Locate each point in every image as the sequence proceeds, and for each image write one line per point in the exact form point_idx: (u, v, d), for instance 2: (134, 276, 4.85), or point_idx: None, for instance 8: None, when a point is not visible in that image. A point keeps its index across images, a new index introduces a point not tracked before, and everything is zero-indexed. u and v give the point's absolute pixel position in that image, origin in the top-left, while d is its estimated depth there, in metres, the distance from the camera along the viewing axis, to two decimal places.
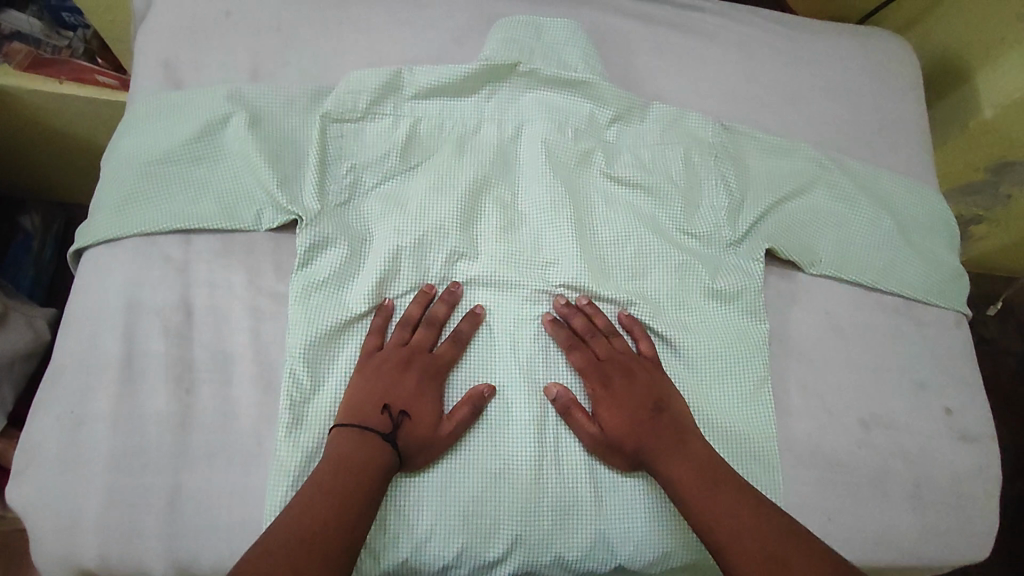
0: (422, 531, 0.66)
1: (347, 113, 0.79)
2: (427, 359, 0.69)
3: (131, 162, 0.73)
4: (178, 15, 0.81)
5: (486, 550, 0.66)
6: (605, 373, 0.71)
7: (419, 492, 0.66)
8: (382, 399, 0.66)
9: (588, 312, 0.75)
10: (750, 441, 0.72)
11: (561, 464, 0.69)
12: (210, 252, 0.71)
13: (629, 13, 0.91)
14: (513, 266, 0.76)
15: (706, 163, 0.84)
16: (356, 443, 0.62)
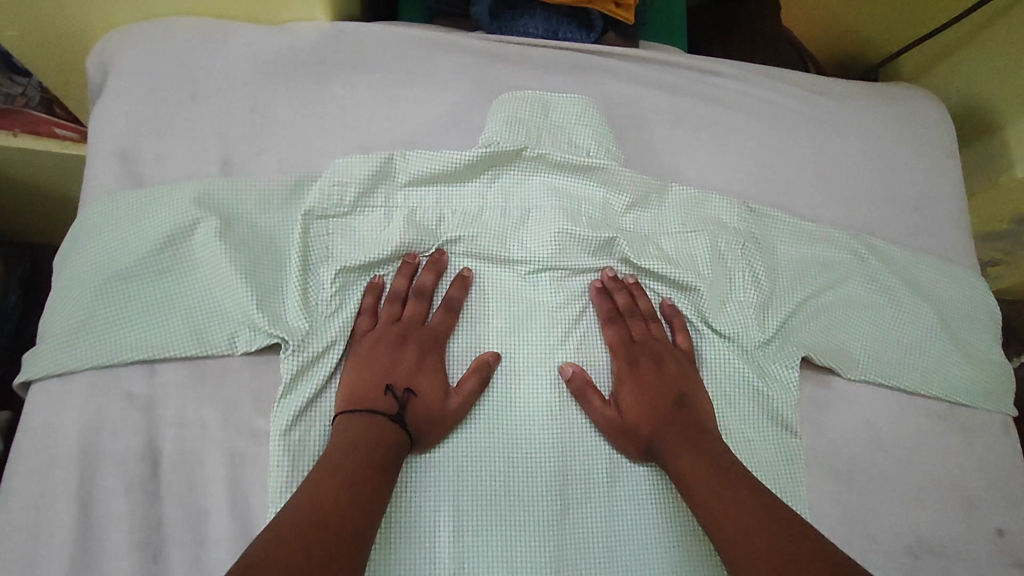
0: (425, 508, 0.62)
1: (332, 207, 0.69)
2: (423, 333, 0.67)
3: (83, 279, 0.63)
4: (137, 98, 0.72)
5: (490, 532, 0.62)
6: (631, 354, 0.69)
7: (425, 469, 0.63)
8: (386, 380, 0.63)
9: (610, 286, 0.72)
10: (769, 423, 0.70)
11: (570, 444, 0.67)
12: (178, 385, 0.62)
13: (646, 79, 0.81)
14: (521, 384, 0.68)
15: (733, 254, 0.76)
16: (360, 424, 0.60)
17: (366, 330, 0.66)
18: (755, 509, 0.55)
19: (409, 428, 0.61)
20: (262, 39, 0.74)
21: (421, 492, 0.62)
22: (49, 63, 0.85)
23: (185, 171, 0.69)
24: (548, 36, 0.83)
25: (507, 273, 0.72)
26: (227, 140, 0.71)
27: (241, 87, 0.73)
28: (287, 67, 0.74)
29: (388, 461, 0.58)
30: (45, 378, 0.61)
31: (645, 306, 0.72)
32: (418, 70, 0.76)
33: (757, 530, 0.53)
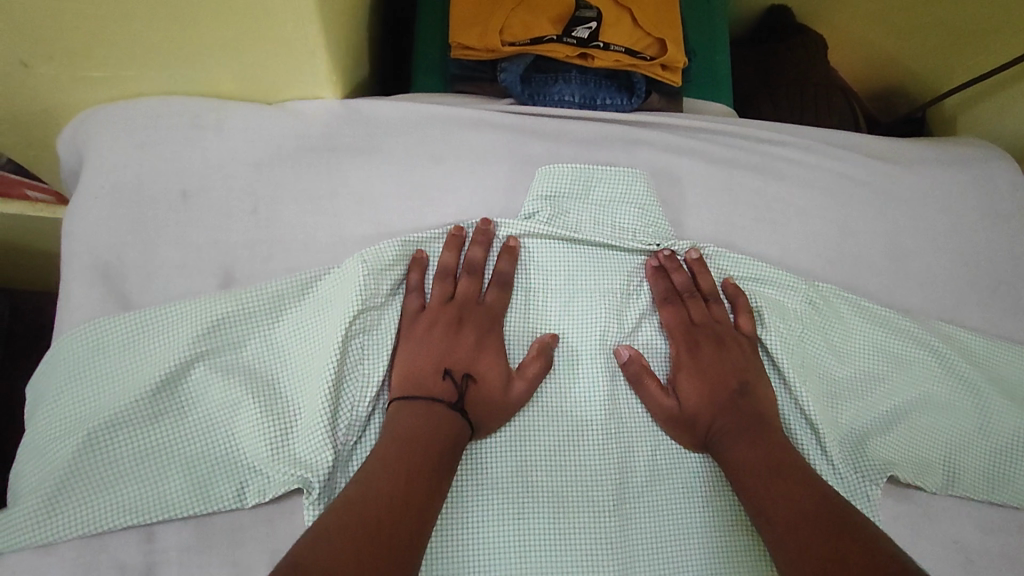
0: (471, 501, 0.57)
1: (368, 301, 0.59)
2: (479, 311, 0.61)
3: (69, 426, 0.55)
4: (119, 199, 0.62)
5: (538, 525, 0.58)
6: (694, 340, 0.63)
7: (474, 461, 0.58)
8: (444, 363, 0.58)
9: (666, 266, 0.66)
10: (842, 411, 0.66)
11: (624, 432, 0.62)
12: (179, 550, 0.54)
13: (697, 151, 0.72)
14: (579, 504, 0.59)
15: (805, 342, 0.67)
16: (419, 413, 0.55)
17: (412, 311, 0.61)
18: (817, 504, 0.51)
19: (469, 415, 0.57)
20: (260, 122, 0.65)
21: (464, 483, 0.58)
22: (17, 140, 0.76)
23: (178, 284, 0.60)
24: (586, 103, 0.74)
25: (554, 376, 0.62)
26: (227, 247, 0.62)
27: (240, 181, 0.63)
28: (292, 156, 0.64)
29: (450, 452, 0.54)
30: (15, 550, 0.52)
31: (706, 285, 0.66)
32: (442, 153, 0.67)
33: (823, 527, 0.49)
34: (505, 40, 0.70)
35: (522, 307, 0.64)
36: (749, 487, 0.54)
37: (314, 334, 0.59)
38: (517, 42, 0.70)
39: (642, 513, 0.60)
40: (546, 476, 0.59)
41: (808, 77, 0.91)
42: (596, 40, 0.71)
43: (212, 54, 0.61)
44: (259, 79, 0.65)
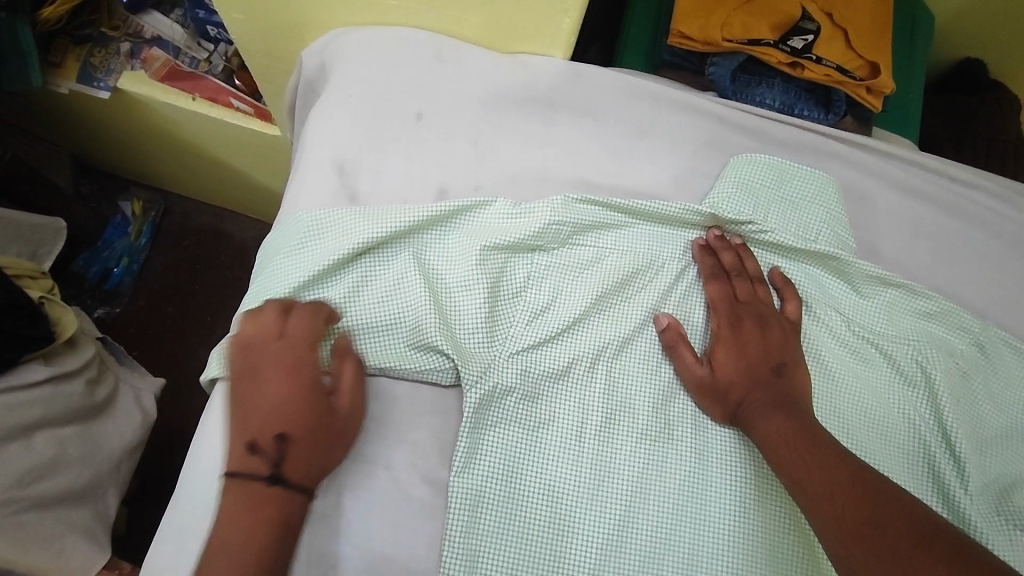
0: (612, 409, 0.63)
1: (572, 219, 0.66)
2: (281, 346, 0.59)
3: (275, 291, 0.63)
4: (362, 108, 0.71)
5: (666, 449, 0.62)
6: (737, 316, 0.65)
7: (622, 377, 0.64)
8: (251, 436, 0.56)
9: (779, 284, 0.67)
10: (993, 453, 0.66)
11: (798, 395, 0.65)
12: (368, 419, 0.61)
13: (887, 176, 0.74)
14: (704, 444, 0.62)
15: (959, 376, 0.67)
16: (235, 488, 0.55)
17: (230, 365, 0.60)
18: (846, 477, 0.52)
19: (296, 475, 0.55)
20: (493, 68, 0.72)
21: (611, 393, 0.63)
22: (261, 46, 0.86)
23: (401, 190, 0.67)
24: (784, 109, 0.78)
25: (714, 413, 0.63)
26: (447, 170, 0.68)
27: (468, 113, 0.70)
28: (517, 103, 0.71)
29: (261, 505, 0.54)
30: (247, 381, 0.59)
31: (752, 268, 0.67)
32: (648, 128, 0.72)
33: (845, 499, 0.51)
34: (725, 36, 0.74)
35: (691, 272, 0.68)
36: (779, 461, 0.56)
37: (242, 324, 0.60)
38: (736, 39, 0.75)
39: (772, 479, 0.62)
40: (690, 433, 0.63)
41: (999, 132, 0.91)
42: (811, 52, 0.74)
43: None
44: (499, 29, 0.72)
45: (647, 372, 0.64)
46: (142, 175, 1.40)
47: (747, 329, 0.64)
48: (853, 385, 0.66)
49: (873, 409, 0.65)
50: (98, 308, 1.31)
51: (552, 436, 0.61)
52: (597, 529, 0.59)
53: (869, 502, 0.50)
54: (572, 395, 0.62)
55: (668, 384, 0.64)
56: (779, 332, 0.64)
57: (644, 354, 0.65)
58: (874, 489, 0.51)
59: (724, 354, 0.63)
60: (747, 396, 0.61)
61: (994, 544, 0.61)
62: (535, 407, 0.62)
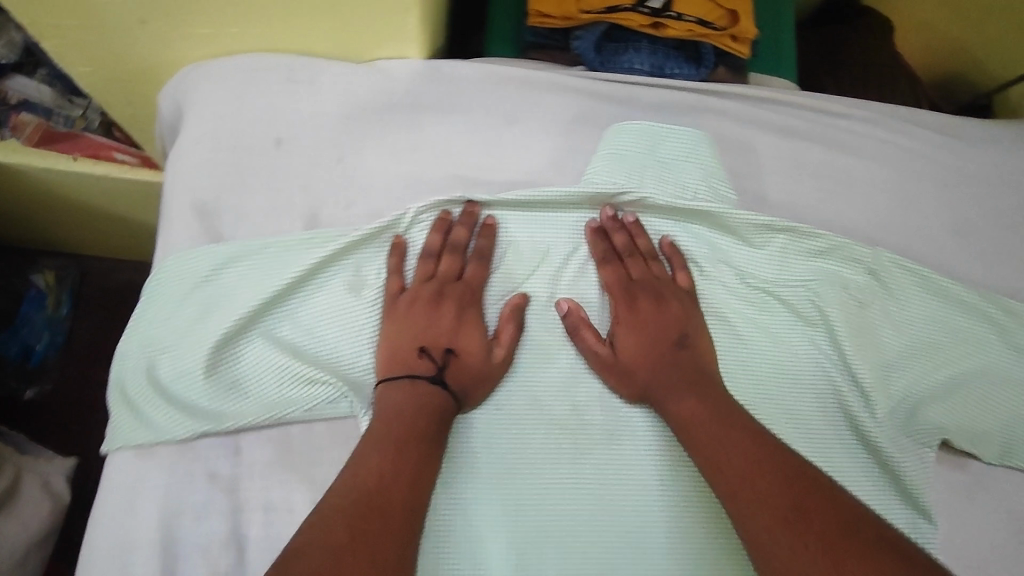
0: (515, 405, 0.63)
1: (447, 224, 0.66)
2: (461, 288, 0.64)
3: (149, 349, 0.61)
4: (218, 143, 0.67)
5: (575, 434, 0.62)
6: (629, 293, 0.66)
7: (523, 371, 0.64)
8: (421, 342, 0.62)
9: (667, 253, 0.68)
10: (900, 380, 0.67)
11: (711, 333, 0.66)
12: (263, 463, 0.58)
13: (762, 122, 0.74)
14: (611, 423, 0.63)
15: (857, 309, 0.68)
16: (402, 390, 0.59)
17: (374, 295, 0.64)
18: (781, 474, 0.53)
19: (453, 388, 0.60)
20: (348, 81, 0.69)
21: (513, 390, 0.63)
22: (117, 95, 0.81)
23: (267, 222, 0.65)
24: (654, 72, 0.78)
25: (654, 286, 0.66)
26: (313, 193, 0.66)
27: (328, 131, 0.68)
28: (377, 112, 0.69)
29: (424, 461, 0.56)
30: (151, 438, 0.57)
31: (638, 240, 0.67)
32: (516, 115, 0.71)
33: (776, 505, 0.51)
34: (582, 8, 0.73)
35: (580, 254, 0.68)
36: (715, 468, 0.55)
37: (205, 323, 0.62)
38: (593, 10, 0.73)
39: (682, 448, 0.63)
40: (597, 414, 0.63)
41: (875, 59, 0.92)
42: (670, 10, 0.73)
43: (308, 16, 0.66)
44: (348, 39, 0.70)
45: (545, 362, 0.64)
46: (42, 244, 1.33)
47: (642, 307, 0.65)
48: (752, 336, 0.66)
49: (776, 356, 0.65)
50: (26, 389, 1.24)
51: (456, 452, 0.61)
52: (517, 532, 0.59)
53: (799, 494, 0.51)
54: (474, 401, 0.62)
55: (571, 370, 0.64)
56: (673, 313, 0.65)
57: (540, 344, 0.65)
58: (810, 484, 0.52)
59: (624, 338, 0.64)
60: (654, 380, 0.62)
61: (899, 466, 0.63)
62: None
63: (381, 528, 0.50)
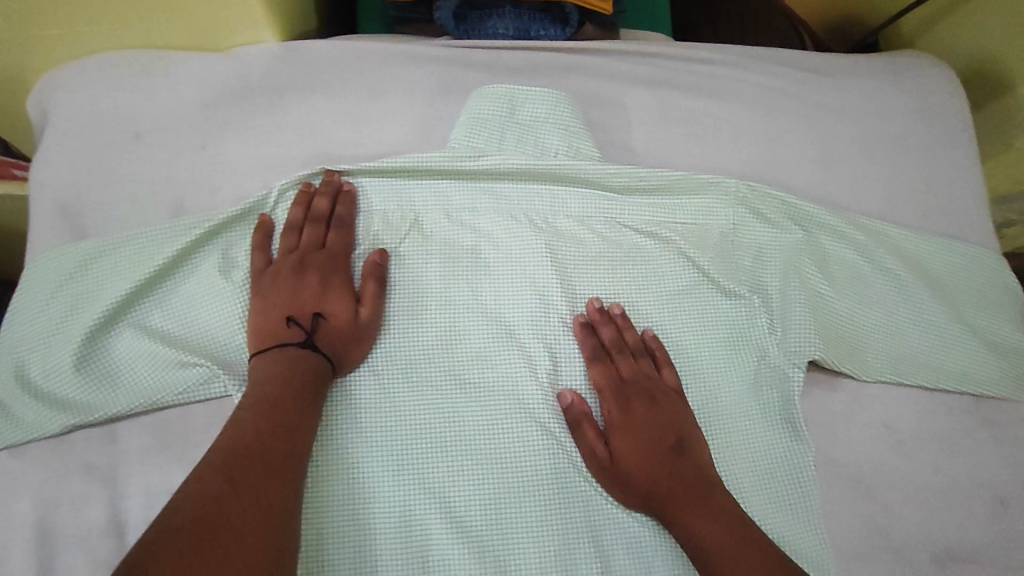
0: (393, 373, 0.64)
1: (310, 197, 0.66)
2: (324, 255, 0.65)
3: (17, 349, 0.60)
4: (78, 143, 0.67)
5: (458, 394, 0.64)
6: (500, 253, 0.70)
7: (400, 331, 0.66)
8: (289, 311, 0.62)
9: (535, 211, 0.71)
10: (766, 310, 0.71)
11: (580, 282, 0.70)
12: (141, 449, 0.59)
13: (624, 75, 0.76)
14: (491, 374, 0.65)
15: (720, 248, 0.72)
16: (275, 360, 0.59)
17: (254, 268, 0.64)
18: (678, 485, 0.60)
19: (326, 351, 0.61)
20: (208, 70, 0.70)
21: (392, 353, 0.65)
22: None
23: (133, 214, 0.65)
24: (520, 35, 0.79)
25: (522, 249, 0.70)
26: (177, 182, 0.67)
27: (189, 120, 0.69)
28: (238, 97, 0.70)
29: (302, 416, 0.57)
30: (26, 434, 0.57)
31: (505, 198, 0.71)
32: (379, 88, 0.72)
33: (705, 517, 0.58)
34: None
35: (449, 218, 0.70)
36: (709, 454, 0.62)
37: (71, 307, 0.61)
38: None
39: (562, 393, 0.66)
40: (479, 371, 0.65)
41: None
42: None
43: (159, 7, 0.66)
44: (204, 29, 0.71)
45: (424, 326, 0.66)
46: None
47: (637, 409, 0.63)
48: (620, 282, 0.70)
49: (644, 298, 0.70)
50: None
51: (339, 427, 0.62)
52: (413, 500, 0.60)
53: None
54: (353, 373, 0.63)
55: (449, 330, 0.66)
56: (670, 407, 0.64)
57: (416, 309, 0.66)
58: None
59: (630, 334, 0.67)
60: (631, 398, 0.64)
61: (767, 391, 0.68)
62: None
63: (262, 477, 0.50)
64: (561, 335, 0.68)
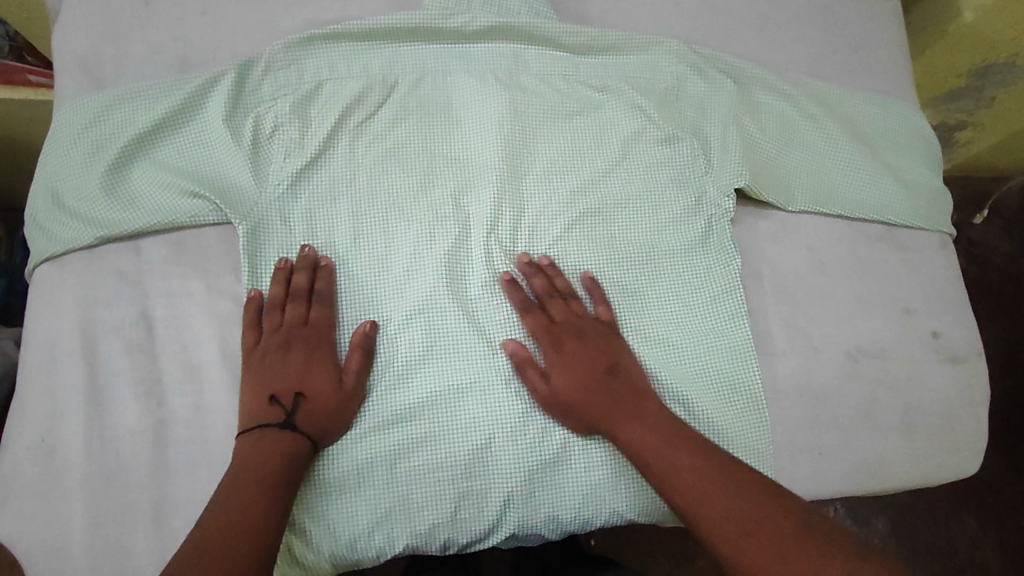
0: (400, 313, 0.71)
1: (305, 61, 0.75)
2: (307, 332, 0.67)
3: (54, 181, 0.69)
4: (93, 8, 0.76)
5: (466, 321, 0.71)
6: (472, 105, 0.78)
7: (385, 180, 0.74)
8: (273, 390, 0.64)
9: (502, 68, 0.79)
10: (709, 153, 0.80)
11: (544, 130, 0.79)
12: (162, 261, 0.68)
13: None
14: (468, 216, 0.75)
15: (667, 101, 0.81)
16: (256, 440, 0.61)
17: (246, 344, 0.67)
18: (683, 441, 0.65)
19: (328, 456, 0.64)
20: None
21: (379, 197, 0.73)
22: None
23: (145, 70, 0.74)
24: None
25: (486, 104, 0.78)
26: (183, 42, 0.75)
27: None
28: None
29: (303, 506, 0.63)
30: (64, 246, 0.67)
31: (475, 58, 0.79)
32: None
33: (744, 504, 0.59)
34: None
35: (426, 75, 0.78)
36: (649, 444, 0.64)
37: (96, 145, 0.70)
38: None
39: (527, 225, 0.75)
40: (453, 208, 0.75)
41: None
42: None
43: None
44: None
45: (405, 168, 0.75)
46: None
47: (567, 347, 0.70)
48: (579, 131, 0.79)
49: (600, 145, 0.79)
50: None
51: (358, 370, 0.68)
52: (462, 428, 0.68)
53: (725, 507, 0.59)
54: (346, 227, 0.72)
55: (428, 171, 0.75)
56: (606, 335, 0.71)
57: (397, 156, 0.75)
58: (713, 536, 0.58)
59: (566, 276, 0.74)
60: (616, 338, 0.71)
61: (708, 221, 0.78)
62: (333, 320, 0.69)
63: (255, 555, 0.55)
64: (523, 176, 0.77)
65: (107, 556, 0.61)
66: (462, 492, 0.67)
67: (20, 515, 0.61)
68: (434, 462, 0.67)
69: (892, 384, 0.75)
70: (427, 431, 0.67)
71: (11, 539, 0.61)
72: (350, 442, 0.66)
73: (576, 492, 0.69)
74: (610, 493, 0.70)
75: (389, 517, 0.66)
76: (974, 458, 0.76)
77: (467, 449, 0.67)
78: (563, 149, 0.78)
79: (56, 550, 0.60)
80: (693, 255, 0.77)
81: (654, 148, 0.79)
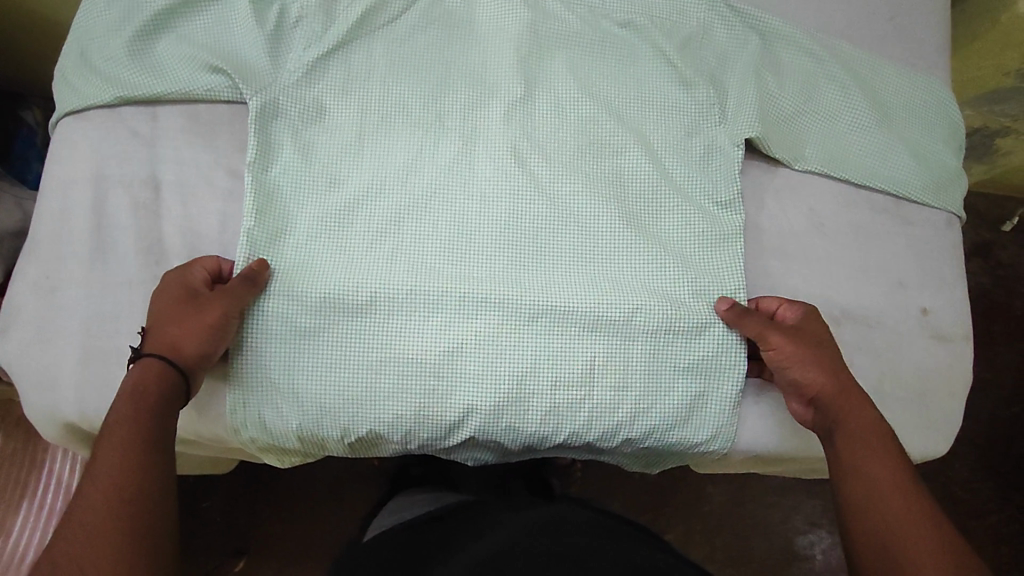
0: (380, 212, 0.72)
1: None
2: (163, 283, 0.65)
3: (84, 39, 0.72)
4: None
5: (446, 228, 0.72)
6: (494, 24, 0.78)
7: (396, 85, 0.75)
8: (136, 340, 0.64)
9: None
10: (723, 102, 0.79)
11: (560, 58, 0.79)
12: (176, 129, 0.72)
13: None
14: (473, 135, 0.75)
15: (690, 45, 0.80)
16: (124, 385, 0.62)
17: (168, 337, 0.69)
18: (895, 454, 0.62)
19: (156, 352, 0.61)
20: None
21: (389, 102, 0.75)
22: None
23: None
24: None
25: (507, 23, 0.78)
26: None
27: None
28: None
29: (163, 410, 0.59)
30: (88, 100, 0.70)
31: None
32: None
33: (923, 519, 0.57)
34: None
35: None
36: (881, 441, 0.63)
37: (126, 10, 0.73)
38: None
39: (529, 148, 0.76)
40: (457, 124, 0.75)
41: None
42: None
43: None
44: None
45: (417, 77, 0.76)
46: None
47: (802, 336, 0.68)
48: (594, 64, 0.79)
49: (615, 81, 0.79)
50: None
51: (327, 260, 0.69)
52: (427, 329, 0.69)
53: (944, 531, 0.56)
54: (349, 130, 0.73)
55: (440, 83, 0.76)
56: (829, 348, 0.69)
57: (411, 66, 0.76)
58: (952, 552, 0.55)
59: (768, 300, 0.73)
60: (768, 337, 0.68)
61: (713, 164, 0.77)
62: (310, 220, 0.70)
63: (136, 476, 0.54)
64: (533, 98, 0.77)
65: (93, 393, 0.65)
66: (422, 390, 0.69)
67: (21, 341, 0.66)
68: (405, 356, 0.69)
69: (874, 353, 0.75)
70: (399, 327, 0.69)
71: (11, 362, 0.66)
72: (324, 327, 0.68)
73: (541, 408, 0.70)
74: (572, 419, 0.70)
75: (348, 403, 0.68)
76: (947, 437, 0.75)
77: (438, 347, 0.69)
78: (578, 78, 0.78)
79: (49, 378, 0.65)
80: (693, 197, 0.76)
81: (668, 90, 0.79)
